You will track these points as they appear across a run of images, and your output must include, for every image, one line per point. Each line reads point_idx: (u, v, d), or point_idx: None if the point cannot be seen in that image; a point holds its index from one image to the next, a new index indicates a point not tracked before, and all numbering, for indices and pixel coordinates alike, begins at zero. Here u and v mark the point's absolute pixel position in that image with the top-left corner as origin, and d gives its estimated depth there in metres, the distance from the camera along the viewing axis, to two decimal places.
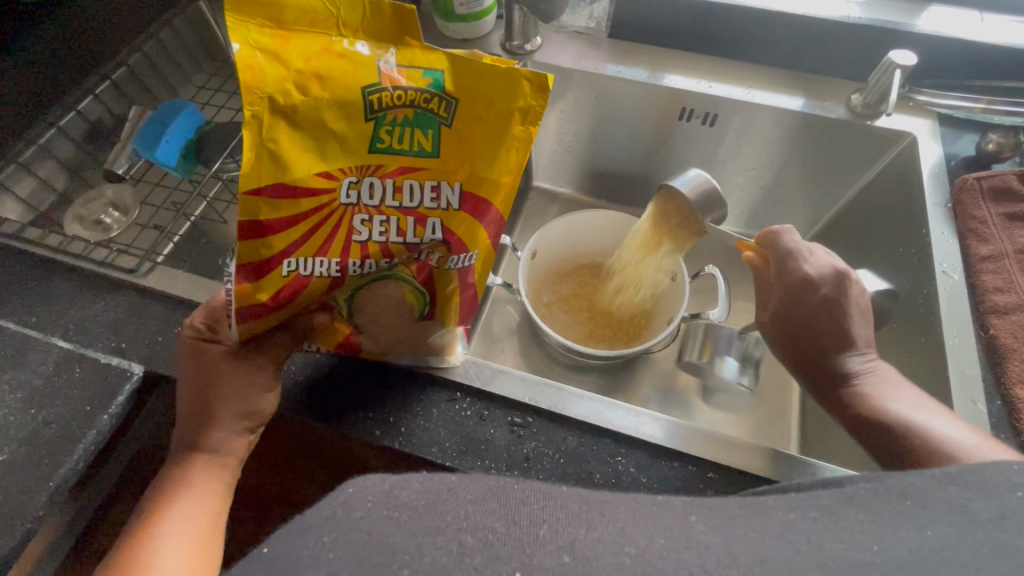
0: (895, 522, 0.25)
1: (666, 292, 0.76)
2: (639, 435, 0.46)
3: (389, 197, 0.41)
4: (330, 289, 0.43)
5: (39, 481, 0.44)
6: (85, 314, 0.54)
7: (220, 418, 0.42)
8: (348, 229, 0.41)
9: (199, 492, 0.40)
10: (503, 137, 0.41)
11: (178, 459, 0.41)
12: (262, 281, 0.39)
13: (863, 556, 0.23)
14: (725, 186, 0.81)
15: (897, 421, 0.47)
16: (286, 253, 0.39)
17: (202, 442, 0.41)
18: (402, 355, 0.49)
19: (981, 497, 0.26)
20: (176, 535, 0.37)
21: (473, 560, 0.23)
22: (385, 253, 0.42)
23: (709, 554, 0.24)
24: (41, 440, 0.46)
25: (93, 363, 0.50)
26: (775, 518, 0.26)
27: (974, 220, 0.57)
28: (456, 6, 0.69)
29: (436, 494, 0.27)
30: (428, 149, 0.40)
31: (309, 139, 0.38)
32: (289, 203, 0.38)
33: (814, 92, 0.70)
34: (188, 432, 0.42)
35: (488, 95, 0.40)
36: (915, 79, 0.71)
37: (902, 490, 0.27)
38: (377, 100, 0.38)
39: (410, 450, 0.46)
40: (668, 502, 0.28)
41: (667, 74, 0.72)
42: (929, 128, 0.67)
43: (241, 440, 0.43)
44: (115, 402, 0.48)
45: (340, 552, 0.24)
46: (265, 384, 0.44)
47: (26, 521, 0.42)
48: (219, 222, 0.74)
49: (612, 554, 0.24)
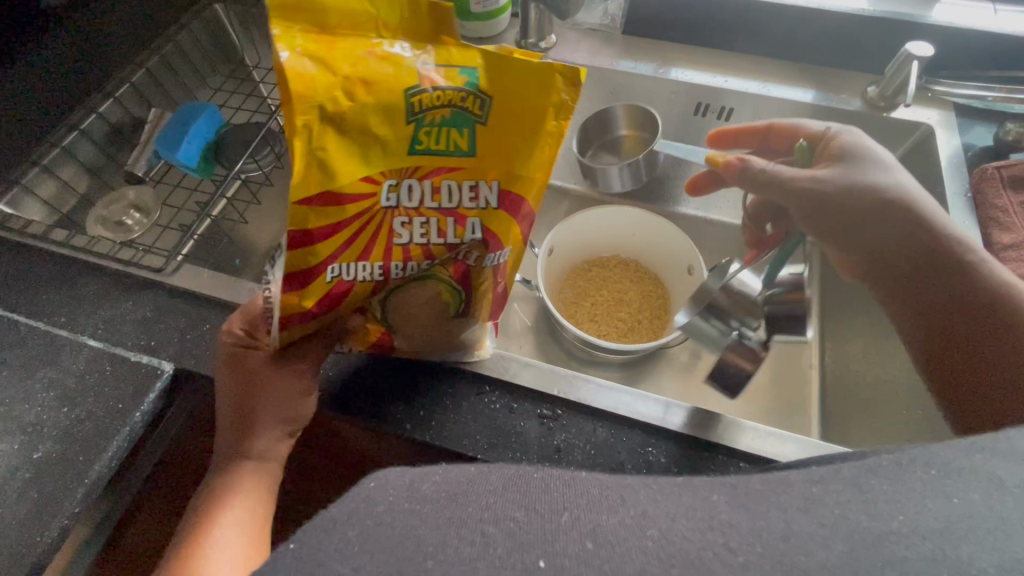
0: (923, 492, 0.27)
1: (682, 287, 0.77)
2: (668, 426, 0.47)
3: (428, 199, 0.42)
4: (371, 293, 0.44)
5: (74, 477, 0.45)
6: (112, 312, 0.54)
7: (259, 423, 0.43)
8: (388, 232, 0.42)
9: (243, 499, 0.41)
10: (537, 132, 0.41)
11: (222, 465, 0.43)
12: (311, 289, 0.41)
13: (888, 523, 0.25)
14: None
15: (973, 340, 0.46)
16: (330, 260, 0.40)
17: (241, 446, 0.43)
18: (433, 351, 0.50)
19: (1010, 465, 0.27)
20: (223, 535, 0.39)
21: (497, 551, 0.25)
22: (429, 252, 0.43)
23: (731, 535, 0.26)
24: (75, 436, 0.47)
25: (123, 361, 0.50)
26: (800, 493, 0.28)
27: (996, 209, 0.57)
28: (472, 5, 0.70)
29: (458, 485, 0.29)
30: (465, 148, 0.41)
31: (349, 144, 0.38)
32: (334, 204, 0.39)
33: (830, 85, 0.71)
34: (230, 439, 0.43)
35: (521, 92, 0.40)
36: (930, 71, 0.71)
37: (927, 459, 0.29)
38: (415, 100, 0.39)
39: (441, 443, 0.46)
40: (695, 483, 0.30)
41: (677, 68, 0.73)
42: (941, 119, 0.67)
43: (280, 441, 0.45)
44: (146, 400, 0.48)
45: (367, 544, 0.25)
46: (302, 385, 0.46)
47: (63, 516, 0.43)
48: (240, 222, 0.75)
49: (635, 537, 0.25)
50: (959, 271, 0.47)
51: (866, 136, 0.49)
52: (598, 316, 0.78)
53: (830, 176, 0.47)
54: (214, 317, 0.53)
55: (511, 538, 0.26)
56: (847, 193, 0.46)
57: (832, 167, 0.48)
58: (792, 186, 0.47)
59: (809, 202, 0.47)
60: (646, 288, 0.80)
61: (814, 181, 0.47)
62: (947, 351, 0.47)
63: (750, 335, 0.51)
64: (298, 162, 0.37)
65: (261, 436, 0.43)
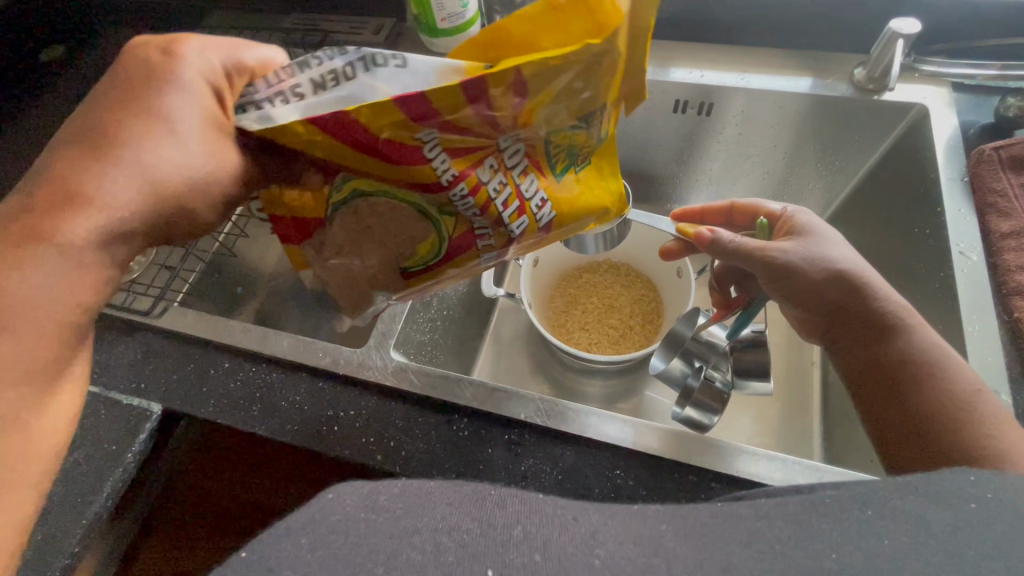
0: (858, 531, 0.25)
1: (673, 289, 0.75)
2: (637, 448, 0.46)
3: (517, 173, 0.43)
4: (418, 183, 0.41)
5: (72, 518, 0.47)
6: (105, 355, 0.56)
7: (117, 192, 0.35)
8: (478, 162, 0.41)
9: (61, 277, 0.34)
10: (598, 197, 0.46)
11: (61, 180, 0.34)
12: (403, 122, 0.37)
13: (824, 563, 0.24)
14: (731, 174, 0.78)
15: (922, 399, 0.43)
16: (430, 123, 0.37)
17: (85, 208, 0.34)
18: (334, 282, 0.49)
19: (938, 508, 0.26)
20: (13, 334, 0.33)
21: (447, 559, 0.23)
22: (482, 204, 0.42)
23: (676, 560, 0.24)
24: (72, 478, 0.49)
25: (116, 404, 0.52)
26: (742, 525, 0.26)
27: (994, 194, 0.56)
28: (439, 21, 0.68)
29: (414, 498, 0.27)
30: (558, 170, 0.45)
31: (540, 91, 0.37)
32: (495, 90, 0.36)
33: (814, 70, 0.68)
34: (81, 177, 0.34)
35: (604, 168, 0.47)
36: (921, 47, 0.68)
37: (864, 497, 0.27)
38: (592, 116, 0.40)
39: (412, 474, 0.47)
40: (646, 511, 0.29)
41: (673, 68, 0.69)
42: (943, 97, 0.64)
43: (136, 237, 0.37)
44: (137, 441, 0.51)
45: (318, 551, 0.23)
46: (200, 185, 0.37)
47: (64, 556, 0.46)
48: (231, 256, 0.77)
49: (582, 554, 0.24)
50: (905, 335, 0.46)
51: (818, 218, 0.52)
52: (589, 323, 0.77)
53: (791, 246, 0.48)
54: (199, 356, 0.55)
55: (464, 550, 0.24)
56: (808, 264, 0.47)
57: (793, 240, 0.49)
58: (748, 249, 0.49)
59: (770, 271, 0.48)
60: (639, 294, 0.78)
61: (775, 249, 0.48)
62: (893, 406, 0.44)
63: (717, 377, 0.59)
64: (523, 64, 0.35)
65: (114, 214, 0.35)
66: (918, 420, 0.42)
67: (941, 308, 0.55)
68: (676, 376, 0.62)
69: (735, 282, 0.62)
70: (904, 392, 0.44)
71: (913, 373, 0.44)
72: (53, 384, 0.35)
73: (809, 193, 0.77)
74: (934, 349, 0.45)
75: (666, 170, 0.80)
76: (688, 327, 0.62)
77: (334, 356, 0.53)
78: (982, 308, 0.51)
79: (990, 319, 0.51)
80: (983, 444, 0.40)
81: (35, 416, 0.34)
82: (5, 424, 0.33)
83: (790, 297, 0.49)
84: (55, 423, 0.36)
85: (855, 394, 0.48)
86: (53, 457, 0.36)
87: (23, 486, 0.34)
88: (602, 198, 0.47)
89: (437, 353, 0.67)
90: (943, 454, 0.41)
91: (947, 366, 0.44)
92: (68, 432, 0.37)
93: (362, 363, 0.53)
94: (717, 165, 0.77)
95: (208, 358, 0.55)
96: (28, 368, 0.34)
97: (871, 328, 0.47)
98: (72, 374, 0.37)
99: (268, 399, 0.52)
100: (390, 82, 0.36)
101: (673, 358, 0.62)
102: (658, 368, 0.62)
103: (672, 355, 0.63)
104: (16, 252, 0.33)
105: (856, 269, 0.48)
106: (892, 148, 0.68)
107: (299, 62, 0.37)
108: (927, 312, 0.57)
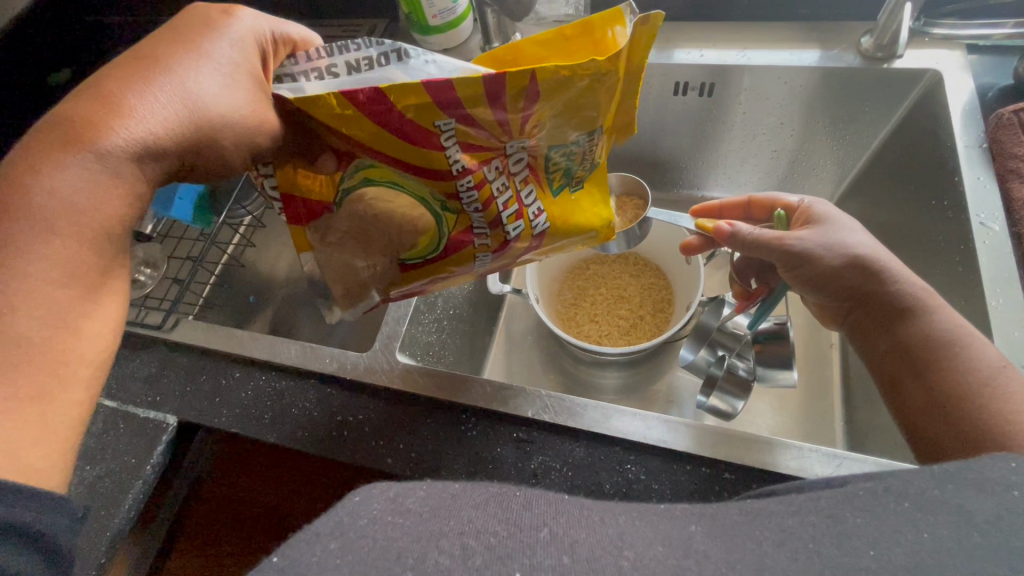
0: (895, 526, 0.24)
1: (683, 276, 0.74)
2: (647, 441, 0.46)
3: (519, 183, 0.44)
4: (427, 171, 0.41)
5: (97, 532, 0.48)
6: (122, 370, 0.57)
7: (160, 111, 0.34)
8: (484, 161, 0.41)
9: (96, 188, 0.32)
10: (585, 210, 0.48)
11: (108, 89, 0.33)
12: (428, 107, 0.37)
13: (863, 561, 0.23)
14: (738, 154, 0.76)
15: (947, 377, 0.42)
16: (454, 114, 0.38)
17: (126, 117, 0.33)
18: (328, 267, 0.47)
19: (978, 496, 0.25)
20: (59, 235, 0.31)
21: (474, 562, 0.23)
22: (485, 201, 0.42)
23: (707, 562, 0.23)
24: (97, 493, 0.50)
25: (135, 418, 0.53)
26: (775, 523, 0.26)
27: (1015, 158, 0.54)
28: (429, 19, 0.66)
29: (440, 500, 0.26)
30: (554, 187, 0.46)
31: (549, 101, 0.39)
32: (511, 92, 0.37)
33: (820, 41, 0.66)
34: (128, 90, 0.33)
35: (591, 195, 0.49)
36: (933, 8, 0.65)
37: (902, 490, 0.26)
38: (592, 134, 0.43)
39: (423, 476, 0.47)
40: (673, 513, 0.28)
41: (674, 49, 0.67)
42: (959, 60, 0.61)
43: (168, 157, 0.35)
44: (155, 453, 0.52)
45: (348, 557, 0.23)
46: (237, 126, 0.36)
47: (90, 568, 0.46)
48: (239, 266, 0.78)
49: (612, 556, 0.23)
50: (927, 316, 0.44)
51: (835, 206, 0.51)
52: (599, 315, 0.76)
53: (808, 234, 0.48)
54: (210, 367, 0.56)
55: (493, 551, 0.23)
56: (826, 251, 0.47)
57: (809, 228, 0.49)
58: (760, 239, 0.49)
59: (789, 260, 0.48)
60: (649, 284, 0.77)
61: (791, 239, 0.48)
62: (917, 386, 0.43)
63: (740, 365, 0.61)
64: (540, 72, 0.36)
65: (154, 129, 0.33)
66: (944, 400, 0.41)
67: (962, 279, 0.53)
68: (701, 365, 0.64)
69: (755, 275, 0.60)
70: (928, 371, 0.43)
71: (935, 352, 0.43)
72: (99, 292, 0.33)
73: (820, 169, 0.75)
74: (957, 327, 0.43)
75: (670, 154, 0.78)
76: (714, 318, 0.64)
77: (341, 361, 0.54)
78: (1008, 278, 0.49)
79: (1012, 287, 0.49)
80: (1012, 419, 0.38)
81: (85, 321, 0.33)
82: (57, 321, 0.31)
83: (810, 284, 0.49)
84: (102, 328, 0.34)
85: (881, 376, 0.46)
86: (102, 360, 0.34)
87: (79, 385, 0.32)
88: (591, 216, 0.48)
89: (446, 353, 0.67)
90: (972, 433, 0.39)
91: (972, 344, 0.42)
92: (112, 341, 0.35)
93: (370, 366, 0.53)
94: (724, 147, 0.76)
95: (219, 369, 0.56)
96: (81, 269, 0.32)
97: (894, 310, 0.45)
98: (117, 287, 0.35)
99: (279, 407, 0.52)
100: (423, 71, 0.37)
101: (699, 349, 0.64)
102: (685, 358, 0.65)
103: (698, 345, 0.65)
104: (54, 156, 0.31)
105: (871, 251, 0.47)
106: (905, 117, 0.65)
107: (337, 44, 0.37)
108: (948, 285, 0.55)
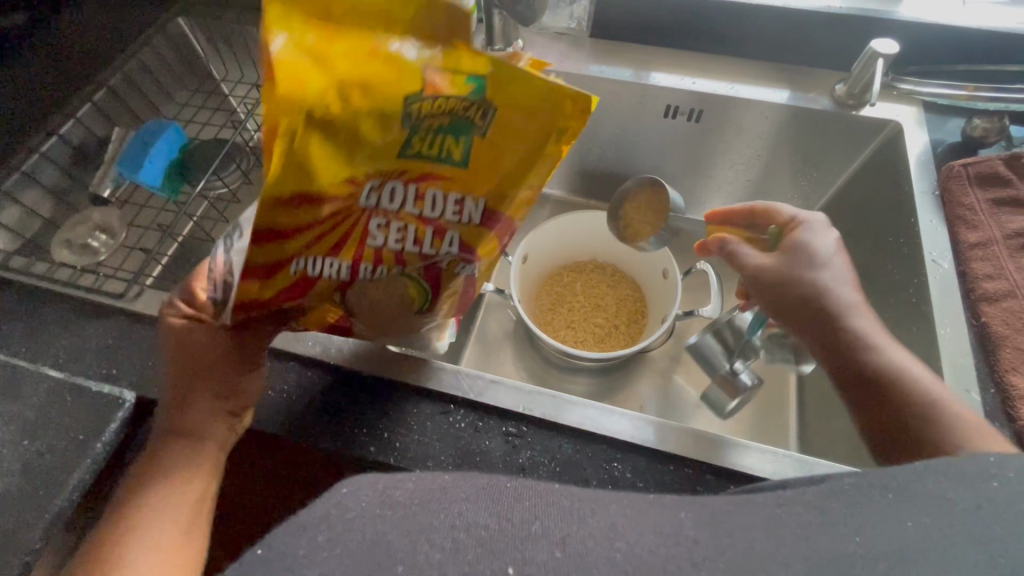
0: (883, 517, 0.25)
1: (659, 290, 0.76)
2: (634, 440, 0.47)
3: (411, 203, 0.42)
4: (337, 288, 0.45)
5: (32, 515, 0.43)
6: (75, 341, 0.53)
7: (202, 411, 0.43)
8: (365, 232, 0.42)
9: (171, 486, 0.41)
10: (515, 148, 0.41)
11: (166, 453, 0.42)
12: (269, 275, 0.41)
13: (850, 546, 0.24)
14: (716, 181, 0.81)
15: (883, 401, 0.47)
16: (300, 253, 0.41)
17: (185, 440, 0.42)
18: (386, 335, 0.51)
19: (960, 486, 0.26)
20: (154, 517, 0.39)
21: (466, 558, 0.23)
22: (388, 262, 0.44)
23: (697, 548, 0.24)
24: (35, 471, 0.45)
25: (86, 392, 0.49)
26: (766, 513, 0.27)
27: (963, 207, 0.60)
28: None
29: (429, 493, 0.27)
30: (461, 157, 0.41)
31: (336, 167, 0.39)
32: (290, 208, 0.39)
33: (797, 84, 0.71)
34: (183, 422, 0.42)
35: (520, 105, 0.40)
36: (898, 67, 0.72)
37: (885, 482, 0.28)
38: (407, 114, 0.38)
39: (405, 465, 0.46)
40: (672, 503, 0.28)
41: (652, 73, 0.72)
42: (914, 116, 0.68)
43: (216, 433, 0.44)
44: (108, 430, 0.47)
45: (336, 550, 0.23)
46: (241, 365, 0.45)
47: (21, 553, 0.41)
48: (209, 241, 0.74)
49: (602, 547, 0.24)
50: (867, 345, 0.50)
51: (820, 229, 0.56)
52: (575, 322, 0.77)
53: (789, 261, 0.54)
54: None
55: (482, 547, 0.23)
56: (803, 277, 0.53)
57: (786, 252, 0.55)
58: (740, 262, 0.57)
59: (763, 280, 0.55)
60: (627, 295, 0.80)
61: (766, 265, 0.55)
62: (856, 405, 0.49)
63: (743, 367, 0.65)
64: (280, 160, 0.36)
65: (198, 420, 0.43)
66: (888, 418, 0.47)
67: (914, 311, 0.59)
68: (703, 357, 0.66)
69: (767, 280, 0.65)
70: (864, 395, 0.49)
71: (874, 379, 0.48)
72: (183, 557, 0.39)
73: (786, 203, 0.81)
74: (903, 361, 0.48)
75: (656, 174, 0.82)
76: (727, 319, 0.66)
77: (324, 344, 0.52)
78: (953, 312, 0.55)
79: (962, 323, 0.55)
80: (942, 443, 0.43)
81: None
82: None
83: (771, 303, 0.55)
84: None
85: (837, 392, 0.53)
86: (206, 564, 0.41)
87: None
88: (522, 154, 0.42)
89: None
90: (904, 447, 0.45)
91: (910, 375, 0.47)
92: None
93: (355, 352, 0.52)
94: (705, 173, 0.80)
95: None
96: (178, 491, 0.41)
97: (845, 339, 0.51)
98: (206, 487, 0.43)
99: None
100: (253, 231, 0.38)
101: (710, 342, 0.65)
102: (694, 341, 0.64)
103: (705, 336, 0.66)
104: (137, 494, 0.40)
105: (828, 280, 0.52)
106: (867, 162, 0.72)
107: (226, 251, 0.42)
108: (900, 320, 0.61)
